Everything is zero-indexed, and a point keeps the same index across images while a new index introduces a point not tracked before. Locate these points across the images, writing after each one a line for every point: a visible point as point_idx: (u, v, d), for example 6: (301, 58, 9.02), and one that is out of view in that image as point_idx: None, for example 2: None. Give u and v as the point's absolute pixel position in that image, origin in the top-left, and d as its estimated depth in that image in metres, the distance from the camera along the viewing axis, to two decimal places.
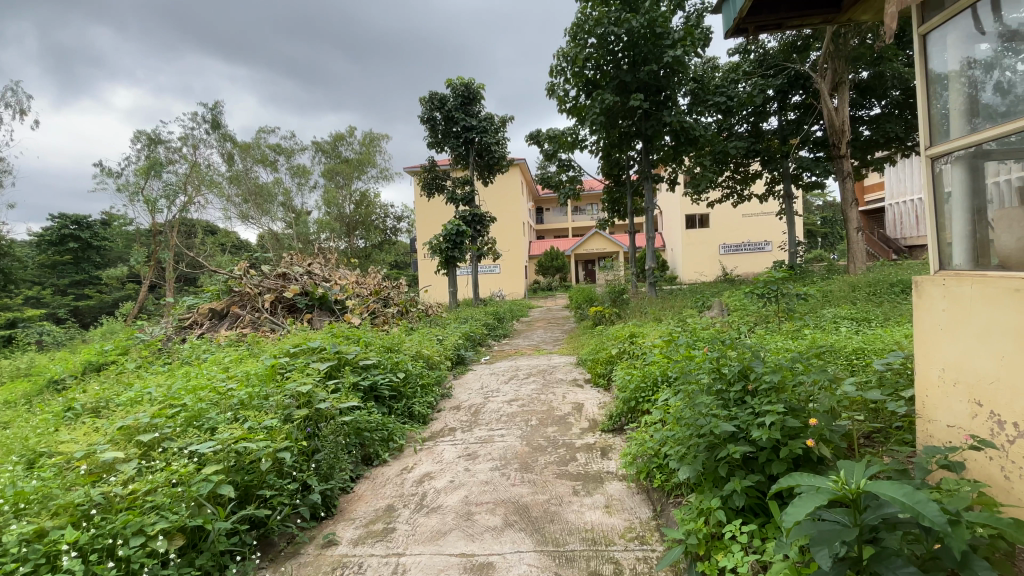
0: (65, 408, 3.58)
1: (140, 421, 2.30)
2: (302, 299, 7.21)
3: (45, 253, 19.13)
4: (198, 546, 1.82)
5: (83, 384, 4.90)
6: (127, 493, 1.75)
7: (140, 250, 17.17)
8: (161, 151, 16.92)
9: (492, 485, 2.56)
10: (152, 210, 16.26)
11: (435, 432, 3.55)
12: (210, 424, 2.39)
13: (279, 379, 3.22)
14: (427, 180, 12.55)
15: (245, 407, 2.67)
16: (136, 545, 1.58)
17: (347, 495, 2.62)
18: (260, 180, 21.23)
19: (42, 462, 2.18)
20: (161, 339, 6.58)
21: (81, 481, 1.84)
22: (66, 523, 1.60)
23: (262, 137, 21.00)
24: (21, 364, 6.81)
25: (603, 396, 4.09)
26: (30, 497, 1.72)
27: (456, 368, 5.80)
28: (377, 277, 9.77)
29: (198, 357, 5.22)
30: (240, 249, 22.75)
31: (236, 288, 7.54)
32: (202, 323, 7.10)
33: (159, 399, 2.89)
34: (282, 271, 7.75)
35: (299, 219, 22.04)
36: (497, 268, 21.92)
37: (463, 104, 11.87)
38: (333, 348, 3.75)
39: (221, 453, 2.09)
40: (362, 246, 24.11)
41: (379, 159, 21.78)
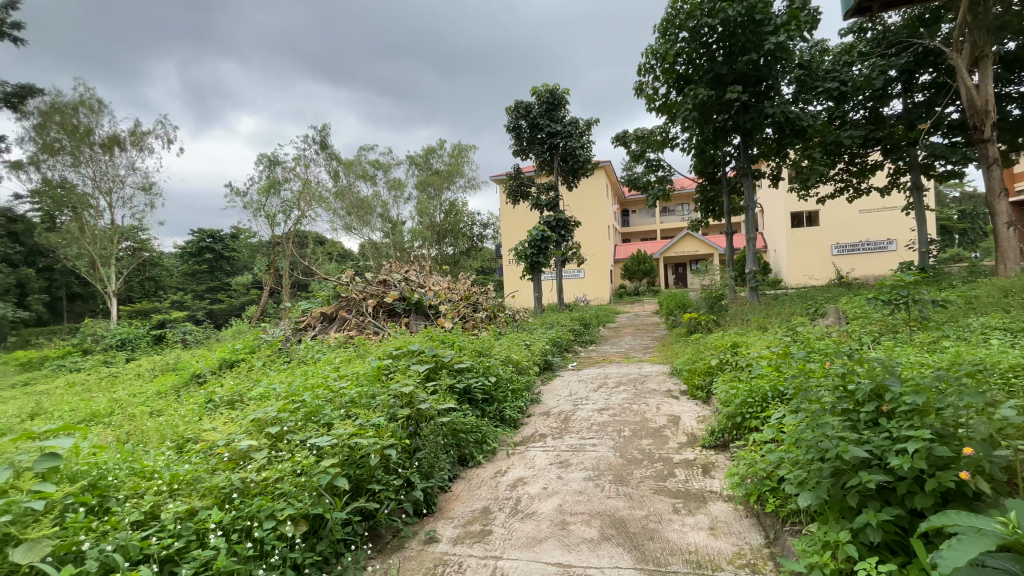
0: (207, 399, 4.12)
1: (268, 414, 2.59)
2: (400, 304, 7.67)
3: (188, 263, 22.27)
4: (318, 532, 2.00)
5: (220, 378, 5.64)
6: (260, 480, 1.97)
7: (262, 260, 19.25)
8: (279, 171, 18.92)
9: (587, 495, 2.52)
10: (272, 223, 18.11)
11: (527, 438, 3.58)
12: (326, 419, 2.63)
13: (384, 380, 3.46)
14: (512, 187, 12.77)
15: (354, 405, 2.89)
16: (269, 528, 1.76)
17: (446, 494, 2.73)
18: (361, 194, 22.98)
19: (191, 447, 2.52)
20: (280, 339, 7.35)
21: (223, 466, 2.12)
22: (212, 504, 1.82)
23: (362, 155, 22.77)
24: (171, 360, 7.96)
25: (702, 409, 3.88)
26: (185, 478, 1.99)
27: (545, 374, 5.84)
28: (467, 283, 10.11)
29: (312, 357, 5.77)
30: (345, 258, 24.77)
31: (343, 294, 8.24)
32: (315, 325, 7.83)
33: (283, 395, 3.24)
34: (383, 278, 8.30)
35: (394, 229, 23.58)
36: (582, 272, 21.70)
37: (548, 110, 11.93)
38: (431, 351, 3.92)
39: (337, 447, 2.27)
40: (451, 253, 25.13)
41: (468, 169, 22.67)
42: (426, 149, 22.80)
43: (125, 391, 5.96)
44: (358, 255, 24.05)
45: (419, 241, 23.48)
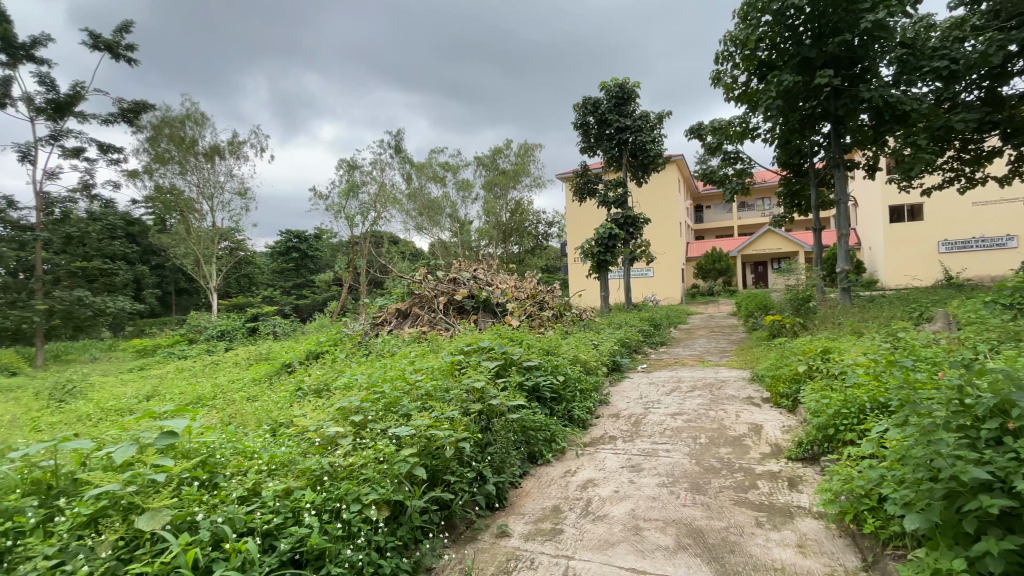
0: (297, 387, 4.47)
1: (352, 403, 2.77)
2: (470, 301, 7.87)
3: (277, 261, 24.21)
4: (398, 518, 2.11)
5: (307, 368, 6.09)
6: (346, 465, 2.10)
7: (342, 259, 20.48)
8: (358, 175, 19.90)
9: (661, 502, 2.45)
10: (351, 224, 19.18)
11: (597, 439, 3.54)
12: (404, 410, 2.77)
13: (456, 375, 3.58)
14: (579, 184, 12.64)
15: (430, 398, 3.02)
16: (356, 510, 1.88)
17: (516, 490, 2.78)
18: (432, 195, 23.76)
19: (286, 431, 2.76)
20: (359, 334, 7.82)
21: (314, 450, 2.29)
22: (306, 484, 1.98)
23: (433, 157, 23.55)
24: (263, 350, 8.70)
25: (787, 418, 3.64)
26: (282, 460, 2.17)
27: (613, 374, 5.74)
28: (533, 281, 10.14)
29: (389, 351, 6.07)
30: (417, 257, 25.76)
31: (415, 291, 8.59)
32: (390, 321, 8.23)
33: (365, 385, 3.46)
34: (452, 276, 8.54)
35: (462, 228, 24.19)
36: (651, 271, 21.05)
37: (617, 105, 11.68)
38: (500, 348, 3.99)
39: (415, 437, 2.38)
40: (517, 251, 25.39)
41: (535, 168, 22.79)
42: (493, 149, 23.17)
43: (224, 378, 6.60)
44: (429, 254, 24.93)
45: (486, 240, 23.92)
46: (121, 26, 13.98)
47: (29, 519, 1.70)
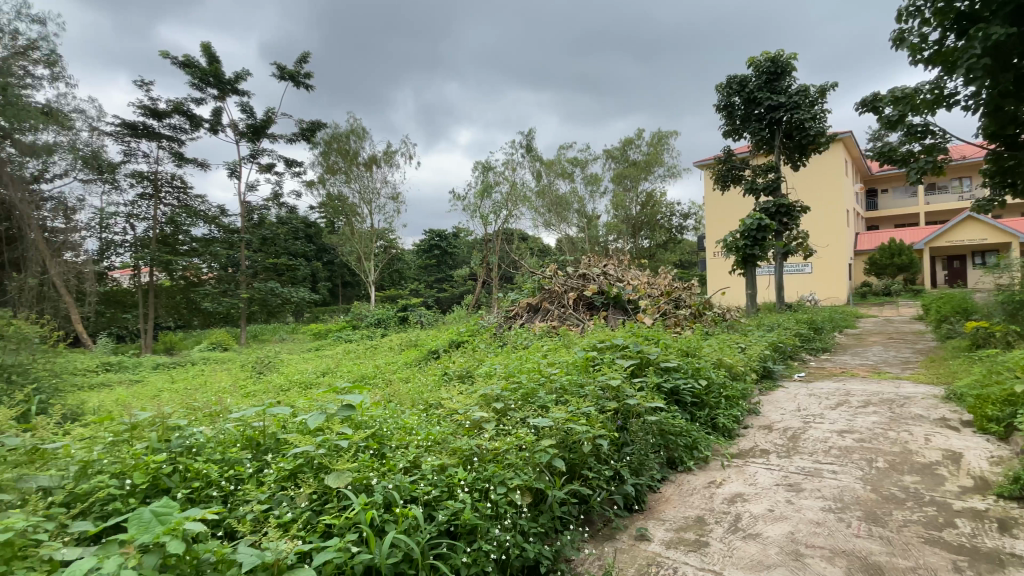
0: (443, 373, 4.90)
1: (494, 391, 3.00)
2: (600, 298, 7.79)
3: (422, 258, 26.60)
4: (540, 505, 2.21)
5: (451, 355, 6.66)
6: (492, 448, 2.26)
7: (477, 255, 21.65)
8: (491, 175, 20.66)
9: (826, 528, 2.18)
10: (485, 223, 20.19)
11: (746, 452, 3.26)
12: (542, 402, 2.90)
13: (591, 371, 3.61)
14: (722, 172, 11.66)
15: (565, 392, 3.11)
16: (502, 492, 2.02)
17: (655, 494, 2.70)
18: (561, 191, 23.90)
19: (436, 412, 3.07)
20: (494, 326, 8.26)
21: (463, 432, 2.52)
22: (458, 462, 2.17)
23: (563, 153, 23.68)
24: (411, 338, 9.67)
25: (997, 447, 2.97)
26: (436, 437, 2.42)
27: (763, 382, 5.21)
28: (669, 277, 9.65)
29: (522, 343, 6.33)
30: (547, 253, 26.22)
31: (547, 286, 8.81)
32: (522, 315, 8.54)
33: (504, 376, 3.67)
34: (583, 272, 8.55)
35: (591, 223, 24.01)
36: (809, 266, 18.59)
37: (768, 81, 10.52)
38: (636, 347, 3.90)
39: (554, 429, 2.48)
40: (647, 246, 24.64)
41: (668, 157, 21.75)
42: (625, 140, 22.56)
43: (383, 360, 7.54)
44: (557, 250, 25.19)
45: (614, 235, 23.43)
46: (301, 57, 16.59)
47: (249, 467, 2.14)
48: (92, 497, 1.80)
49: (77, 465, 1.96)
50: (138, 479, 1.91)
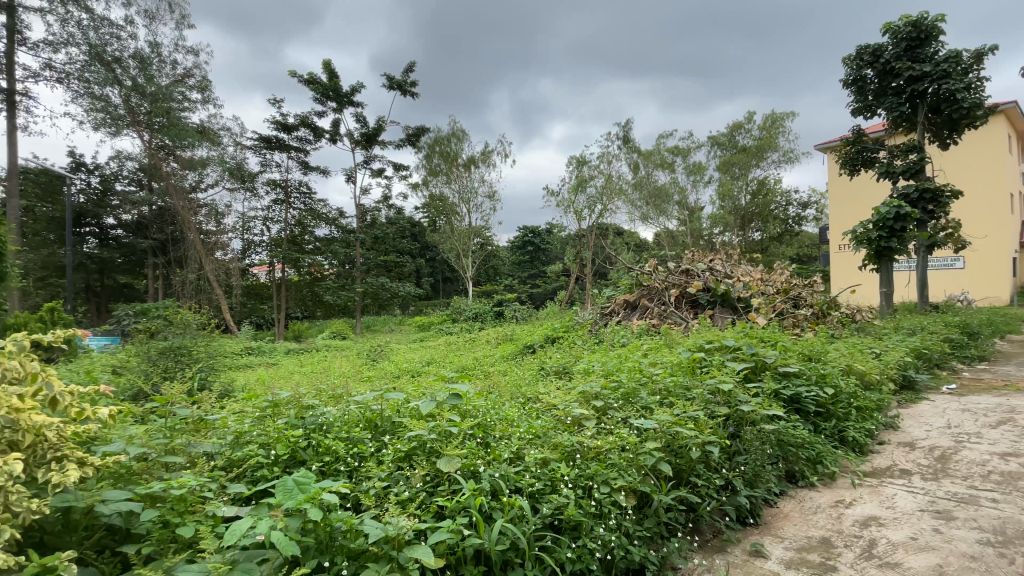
0: (540, 367, 4.98)
1: (594, 389, 2.99)
2: (705, 295, 7.33)
3: (518, 254, 27.07)
4: (645, 508, 2.16)
5: (547, 350, 6.73)
6: (594, 446, 2.24)
7: (571, 251, 21.50)
8: (586, 170, 20.16)
9: (986, 565, 1.88)
10: (579, 218, 19.98)
11: (882, 471, 2.89)
12: (644, 403, 2.83)
13: (698, 373, 3.44)
14: (850, 155, 10.34)
15: (669, 394, 3.00)
16: (605, 491, 2.00)
17: (771, 509, 2.51)
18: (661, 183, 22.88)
19: (537, 405, 3.14)
20: (591, 322, 8.18)
21: (564, 428, 2.54)
22: (559, 457, 2.19)
23: (663, 143, 22.62)
24: (507, 332, 9.91)
25: None
26: (538, 431, 2.47)
27: (902, 393, 4.56)
28: (785, 274, 8.82)
29: (619, 341, 6.20)
30: (646, 248, 25.28)
31: (646, 283, 8.52)
32: (619, 312, 8.33)
33: (604, 374, 3.62)
34: (686, 268, 8.15)
35: (693, 216, 22.70)
36: (961, 261, 15.67)
37: (908, 48, 9.14)
38: (749, 349, 3.64)
39: (659, 432, 2.41)
40: (758, 239, 22.74)
41: (783, 141, 19.90)
42: (733, 125, 21.03)
43: (481, 353, 7.83)
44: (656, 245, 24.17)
45: (720, 228, 21.93)
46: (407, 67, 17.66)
47: (370, 446, 2.35)
48: (246, 464, 2.11)
49: (232, 435, 2.30)
50: (280, 450, 2.19)
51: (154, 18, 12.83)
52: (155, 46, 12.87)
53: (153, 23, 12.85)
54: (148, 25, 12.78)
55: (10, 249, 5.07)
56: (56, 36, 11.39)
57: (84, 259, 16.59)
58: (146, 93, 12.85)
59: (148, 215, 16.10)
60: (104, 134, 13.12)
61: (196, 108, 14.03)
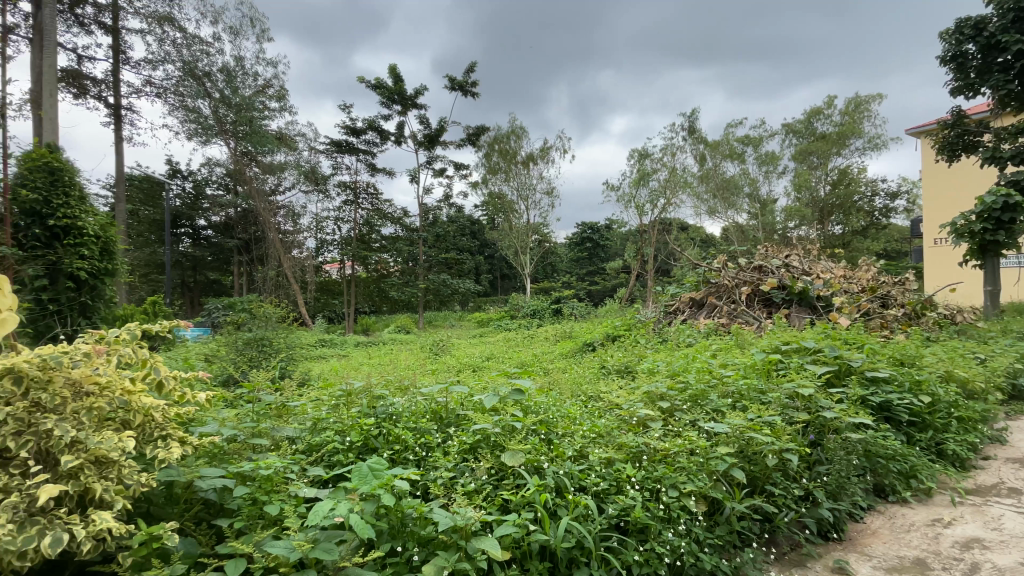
0: (601, 366, 4.89)
1: (660, 389, 2.90)
2: (780, 293, 6.88)
3: (576, 250, 26.77)
4: (716, 515, 2.07)
5: (609, 348, 6.59)
6: (661, 448, 2.18)
7: (632, 247, 20.98)
8: (648, 163, 19.40)
9: None
10: (641, 213, 19.44)
11: (987, 489, 2.59)
12: (714, 405, 2.71)
13: (774, 376, 3.24)
14: (948, 140, 9.31)
15: (742, 397, 2.85)
16: (673, 496, 1.94)
17: (857, 524, 2.32)
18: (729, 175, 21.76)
19: (600, 404, 3.09)
20: (654, 321, 7.93)
21: (629, 428, 2.48)
22: (625, 458, 2.14)
23: (731, 133, 21.52)
24: (566, 329, 9.82)
25: None
26: (602, 430, 2.42)
27: (1012, 404, 4.07)
28: (871, 270, 8.11)
29: (685, 341, 5.96)
30: (712, 244, 24.16)
31: (715, 281, 8.14)
32: (684, 310, 8.01)
33: (670, 375, 3.51)
34: (758, 264, 7.71)
35: (765, 209, 21.41)
36: None
37: (1017, 19, 8.11)
38: (832, 352, 3.37)
39: (732, 436, 2.30)
40: (839, 233, 21.05)
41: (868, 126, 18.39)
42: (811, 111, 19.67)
43: (540, 349, 7.81)
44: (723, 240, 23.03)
45: (796, 221, 20.54)
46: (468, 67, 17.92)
47: (436, 437, 2.42)
48: (323, 449, 2.24)
49: (310, 421, 2.44)
50: (353, 437, 2.31)
51: (238, 33, 13.88)
52: (239, 59, 13.91)
53: (237, 38, 13.90)
54: (233, 40, 13.84)
55: (119, 247, 5.69)
56: (155, 55, 12.77)
57: (180, 258, 18.34)
58: (233, 103, 13.83)
59: (234, 217, 17.51)
60: (196, 143, 14.36)
61: (275, 116, 15.05)
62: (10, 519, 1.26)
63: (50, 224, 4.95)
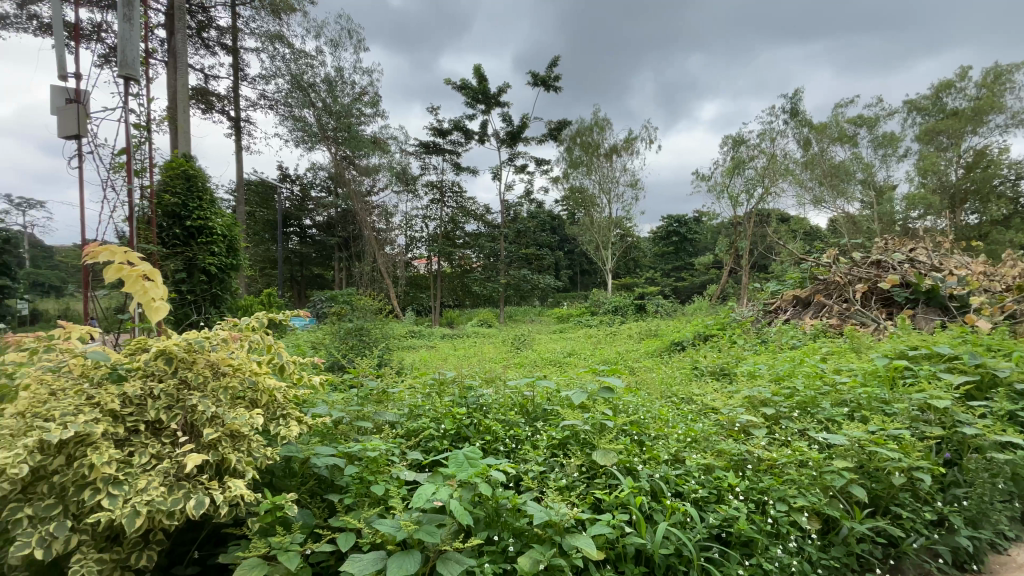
0: (694, 366, 4.65)
1: (762, 395, 2.71)
2: (901, 292, 6.09)
3: (661, 245, 25.81)
4: (830, 534, 1.88)
5: (700, 348, 6.25)
6: (766, 457, 2.03)
7: (723, 241, 19.70)
8: (744, 150, 18.08)
9: None
10: (734, 204, 18.19)
11: None
12: (825, 414, 2.47)
13: (898, 384, 2.87)
14: None
15: (861, 406, 2.56)
16: (782, 510, 1.79)
17: (1001, 557, 1.99)
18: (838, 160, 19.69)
19: (695, 407, 2.93)
20: (751, 320, 7.40)
21: (729, 434, 2.33)
22: (726, 466, 2.02)
23: (840, 114, 19.66)
24: (651, 328, 9.47)
25: None
26: (698, 434, 2.29)
27: None
28: (1020, 267, 6.92)
29: (788, 342, 5.49)
30: (817, 237, 22.02)
31: (823, 277, 7.42)
32: (786, 309, 7.39)
33: (773, 379, 3.24)
34: (877, 259, 6.91)
35: (882, 197, 19.11)
36: None
37: None
38: (972, 359, 2.92)
39: (850, 450, 2.08)
40: (976, 223, 18.22)
41: (1010, 98, 16.28)
42: (939, 85, 17.90)
43: (624, 347, 7.61)
44: (830, 233, 20.88)
45: (920, 210, 18.12)
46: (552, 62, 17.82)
47: (525, 430, 2.45)
48: (420, 434, 2.35)
49: (408, 408, 2.58)
50: (448, 425, 2.40)
51: (338, 45, 14.94)
52: (339, 70, 15.01)
53: (337, 50, 14.97)
54: (333, 52, 14.93)
55: (241, 244, 6.41)
56: (268, 70, 14.18)
57: (289, 254, 20.26)
58: (333, 111, 14.99)
59: (335, 216, 18.95)
60: (303, 149, 15.72)
61: (370, 121, 15.97)
62: (164, 482, 1.45)
63: (187, 224, 5.66)
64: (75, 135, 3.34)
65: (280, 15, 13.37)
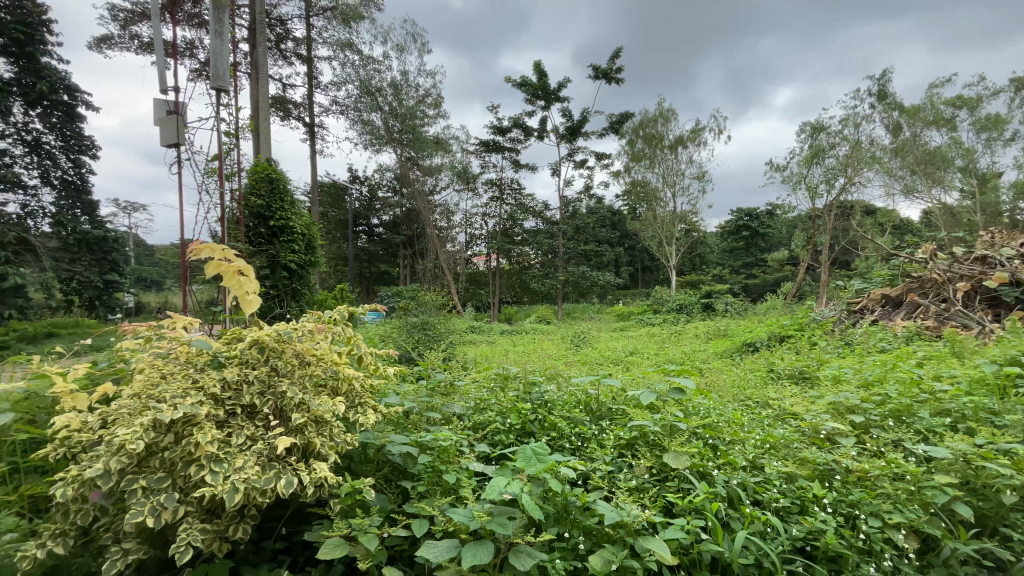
0: (769, 369, 4.40)
1: (850, 400, 2.52)
2: (1011, 291, 5.41)
3: (729, 241, 24.66)
4: (930, 554, 1.72)
5: (774, 350, 5.90)
6: (856, 468, 1.88)
7: (800, 236, 18.38)
8: (824, 137, 16.75)
9: None
10: (813, 196, 16.94)
11: None
12: (922, 424, 2.25)
13: (1011, 394, 2.57)
14: None
15: (966, 417, 2.31)
16: (875, 526, 1.65)
17: None
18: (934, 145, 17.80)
19: (772, 411, 2.78)
20: (833, 320, 6.89)
21: (812, 441, 2.19)
22: (811, 475, 1.90)
23: (936, 95, 17.77)
24: (720, 327, 9.06)
25: None
26: (778, 441, 2.17)
27: None
28: None
29: (876, 345, 5.06)
30: (909, 231, 20.05)
31: (918, 275, 6.75)
32: (874, 309, 6.80)
33: (862, 385, 2.99)
34: (981, 254, 6.21)
35: (988, 185, 17.07)
36: None
37: None
38: None
39: (955, 464, 1.89)
40: None
41: None
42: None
43: (690, 347, 7.33)
44: (925, 225, 18.94)
45: None
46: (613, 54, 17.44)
47: (591, 428, 2.42)
48: (486, 428, 2.39)
49: (475, 401, 2.64)
50: (514, 420, 2.44)
51: (404, 49, 15.43)
52: (405, 73, 15.53)
53: (403, 54, 15.47)
54: (399, 56, 15.44)
55: (318, 243, 6.81)
56: (340, 77, 14.78)
57: (359, 252, 21.28)
58: (399, 114, 15.55)
59: (400, 215, 19.67)
60: (371, 151, 16.42)
61: (433, 122, 16.41)
62: (258, 462, 1.58)
63: (271, 224, 6.10)
64: (175, 143, 3.69)
65: (350, 23, 13.99)
